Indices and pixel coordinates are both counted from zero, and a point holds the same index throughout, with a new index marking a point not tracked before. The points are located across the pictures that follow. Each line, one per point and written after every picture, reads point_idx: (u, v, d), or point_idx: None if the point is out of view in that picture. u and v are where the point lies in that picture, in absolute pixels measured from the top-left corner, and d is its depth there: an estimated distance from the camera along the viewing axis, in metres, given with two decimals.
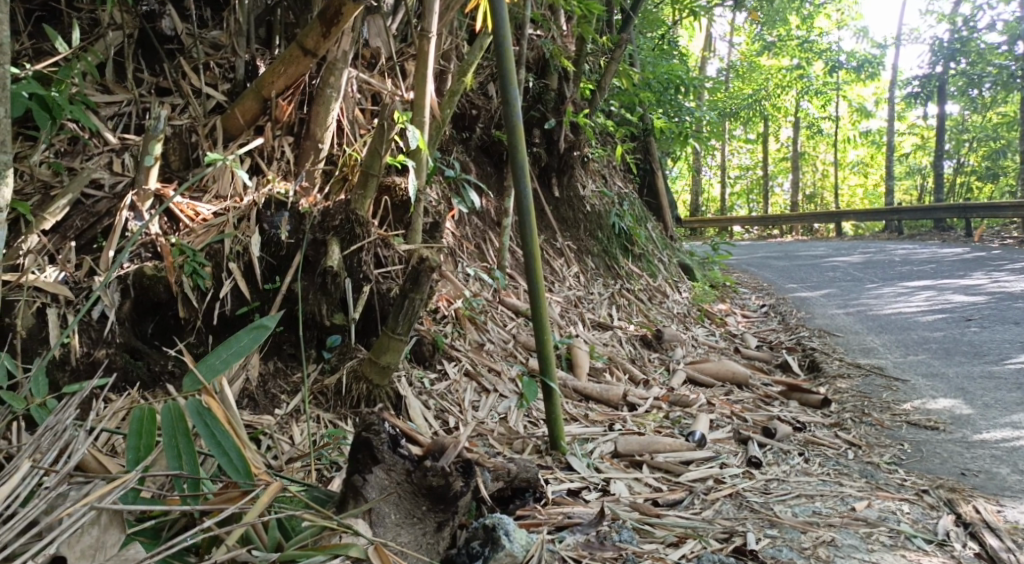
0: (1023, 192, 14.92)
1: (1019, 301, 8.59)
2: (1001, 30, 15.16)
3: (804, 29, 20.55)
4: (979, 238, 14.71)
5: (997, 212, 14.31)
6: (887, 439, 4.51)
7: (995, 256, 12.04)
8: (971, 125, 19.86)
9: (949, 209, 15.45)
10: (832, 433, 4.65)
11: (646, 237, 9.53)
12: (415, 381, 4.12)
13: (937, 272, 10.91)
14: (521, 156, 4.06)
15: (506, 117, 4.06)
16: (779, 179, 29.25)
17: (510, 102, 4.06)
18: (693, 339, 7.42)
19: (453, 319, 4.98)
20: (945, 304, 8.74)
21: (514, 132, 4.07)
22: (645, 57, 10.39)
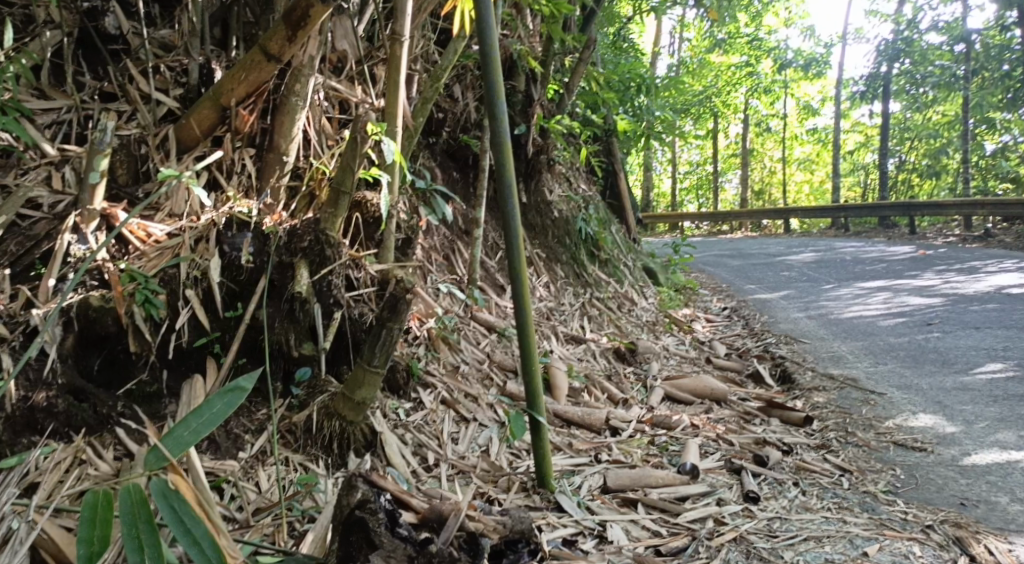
0: (966, 188, 14.82)
1: (975, 303, 8.38)
2: (945, 29, 15.03)
3: (755, 27, 20.45)
4: (924, 236, 14.66)
5: (946, 210, 14.25)
6: (877, 462, 4.28)
7: (942, 254, 11.94)
8: (914, 122, 19.87)
9: (894, 207, 15.35)
10: (819, 456, 4.39)
11: (611, 241, 9.28)
12: (388, 412, 3.82)
13: (888, 271, 10.77)
14: (509, 175, 3.80)
15: (494, 133, 3.80)
16: (730, 176, 29.21)
17: (498, 117, 3.80)
18: (664, 349, 7.18)
19: (426, 340, 4.69)
20: (903, 306, 8.51)
21: (502, 148, 3.80)
22: (603, 53, 10.08)
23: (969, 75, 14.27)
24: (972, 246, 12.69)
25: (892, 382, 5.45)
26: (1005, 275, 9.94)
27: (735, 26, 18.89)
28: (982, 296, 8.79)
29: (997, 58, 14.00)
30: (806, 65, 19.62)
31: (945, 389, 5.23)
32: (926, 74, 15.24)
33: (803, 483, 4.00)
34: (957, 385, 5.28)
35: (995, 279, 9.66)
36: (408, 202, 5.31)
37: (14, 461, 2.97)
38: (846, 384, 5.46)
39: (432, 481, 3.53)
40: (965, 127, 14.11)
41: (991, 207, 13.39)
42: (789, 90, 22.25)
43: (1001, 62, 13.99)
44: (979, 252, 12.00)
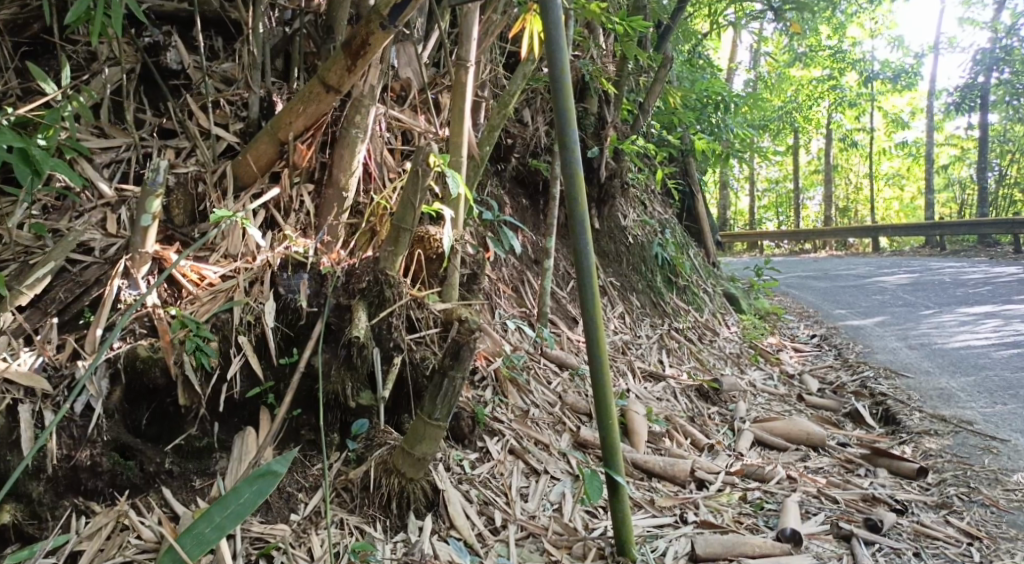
0: None
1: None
2: None
3: (835, 41, 19.88)
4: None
5: None
6: (1011, 528, 4.06)
7: None
8: (1011, 135, 19.04)
9: (995, 223, 14.65)
10: (940, 518, 4.14)
11: (690, 266, 8.92)
12: (453, 465, 3.57)
13: (990, 295, 10.17)
14: (582, 208, 3.48)
15: (565, 164, 3.49)
16: (810, 193, 28.48)
17: (569, 146, 3.50)
18: (751, 385, 6.79)
19: (492, 381, 4.46)
20: (1016, 336, 7.95)
21: (573, 180, 3.49)
22: (679, 71, 9.74)
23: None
24: None
25: (1007, 425, 5.00)
26: None
27: (815, 40, 18.37)
28: None
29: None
30: (892, 78, 18.95)
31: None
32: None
33: (925, 557, 3.84)
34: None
35: None
36: (473, 234, 5.06)
37: (26, 552, 2.86)
38: (957, 426, 5.02)
39: (499, 546, 3.25)
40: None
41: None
42: (875, 104, 21.58)
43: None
44: None
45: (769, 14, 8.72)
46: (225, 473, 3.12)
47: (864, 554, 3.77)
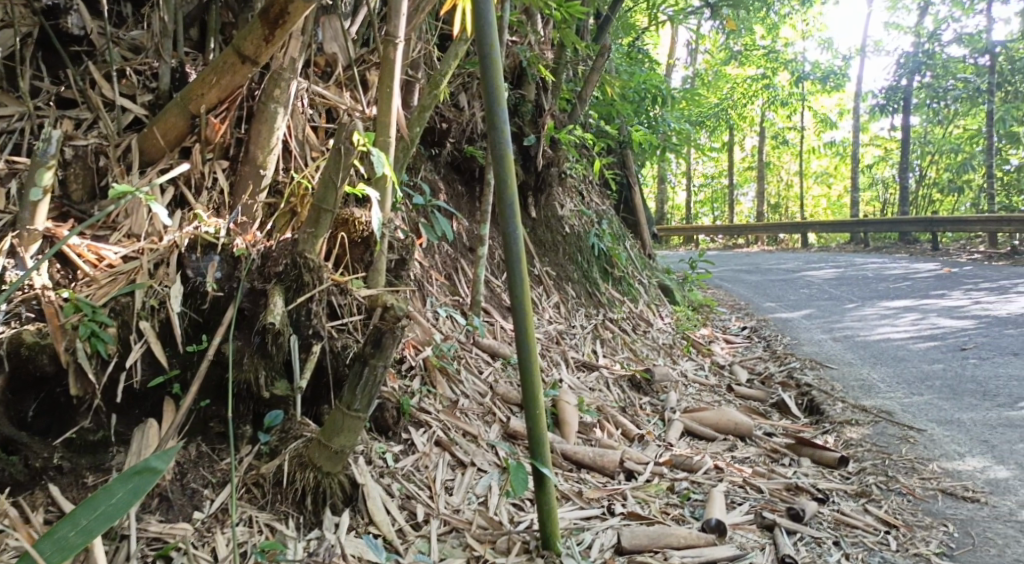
0: (991, 207, 14.42)
1: (1008, 327, 7.88)
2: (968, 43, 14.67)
3: (770, 40, 20.10)
4: (945, 253, 14.21)
5: (964, 226, 13.87)
6: (925, 516, 4.02)
7: (967, 272, 11.50)
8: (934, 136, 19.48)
9: (917, 222, 14.92)
10: (858, 506, 4.11)
11: (625, 257, 8.86)
12: (374, 458, 3.41)
13: (913, 290, 10.31)
14: (512, 190, 3.32)
15: (494, 144, 3.33)
16: (744, 189, 28.80)
17: (499, 127, 3.34)
18: (683, 375, 6.74)
19: (421, 371, 4.31)
20: (934, 329, 8.04)
21: (503, 161, 3.33)
22: (618, 63, 9.69)
23: (992, 89, 13.99)
24: (995, 265, 12.25)
25: (932, 418, 5.00)
26: None
27: (750, 39, 18.54)
28: (1013, 317, 8.33)
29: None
30: (822, 78, 19.20)
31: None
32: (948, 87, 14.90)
33: (843, 545, 3.80)
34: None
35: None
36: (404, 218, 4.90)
37: None
38: (881, 418, 5.01)
39: (420, 542, 3.11)
40: (991, 142, 14.15)
41: (1018, 224, 12.91)
42: (808, 101, 21.90)
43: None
44: (1003, 270, 11.57)
45: (705, 8, 8.72)
46: (122, 468, 2.93)
47: (784, 544, 3.71)
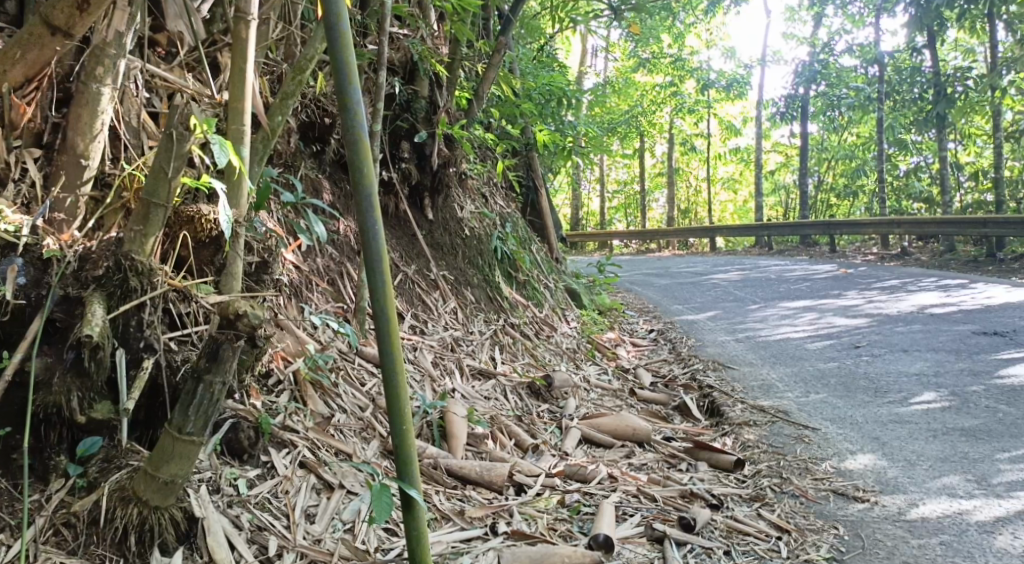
0: (886, 210, 14.69)
1: (900, 324, 7.84)
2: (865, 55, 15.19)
3: (676, 47, 20.14)
4: (842, 255, 14.37)
5: (858, 230, 14.01)
6: (817, 519, 4.22)
7: (861, 272, 11.57)
8: (830, 144, 19.95)
9: (816, 225, 15.04)
10: (753, 511, 4.29)
11: (529, 260, 8.55)
12: (222, 486, 3.06)
13: (811, 290, 10.29)
14: (371, 180, 2.67)
15: (346, 128, 2.66)
16: (655, 194, 28.86)
17: (350, 106, 2.67)
18: (584, 380, 6.46)
19: (292, 386, 3.91)
20: (830, 327, 7.95)
21: (358, 149, 2.67)
22: (521, 63, 9.35)
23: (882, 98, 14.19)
24: (888, 265, 12.38)
25: None
26: (927, 293, 9.49)
27: (658, 46, 18.50)
28: (905, 315, 8.31)
29: (910, 84, 14.05)
30: (728, 85, 19.30)
31: (881, 423, 5.28)
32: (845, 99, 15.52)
33: (734, 554, 3.83)
34: (892, 418, 5.36)
35: (913, 299, 9.18)
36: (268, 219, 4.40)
37: None
38: None
39: None
40: (882, 149, 14.35)
41: (907, 226, 13.05)
42: (713, 108, 22.01)
43: (911, 85, 13.96)
44: (897, 270, 11.69)
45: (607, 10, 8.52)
46: None
47: (674, 557, 3.71)
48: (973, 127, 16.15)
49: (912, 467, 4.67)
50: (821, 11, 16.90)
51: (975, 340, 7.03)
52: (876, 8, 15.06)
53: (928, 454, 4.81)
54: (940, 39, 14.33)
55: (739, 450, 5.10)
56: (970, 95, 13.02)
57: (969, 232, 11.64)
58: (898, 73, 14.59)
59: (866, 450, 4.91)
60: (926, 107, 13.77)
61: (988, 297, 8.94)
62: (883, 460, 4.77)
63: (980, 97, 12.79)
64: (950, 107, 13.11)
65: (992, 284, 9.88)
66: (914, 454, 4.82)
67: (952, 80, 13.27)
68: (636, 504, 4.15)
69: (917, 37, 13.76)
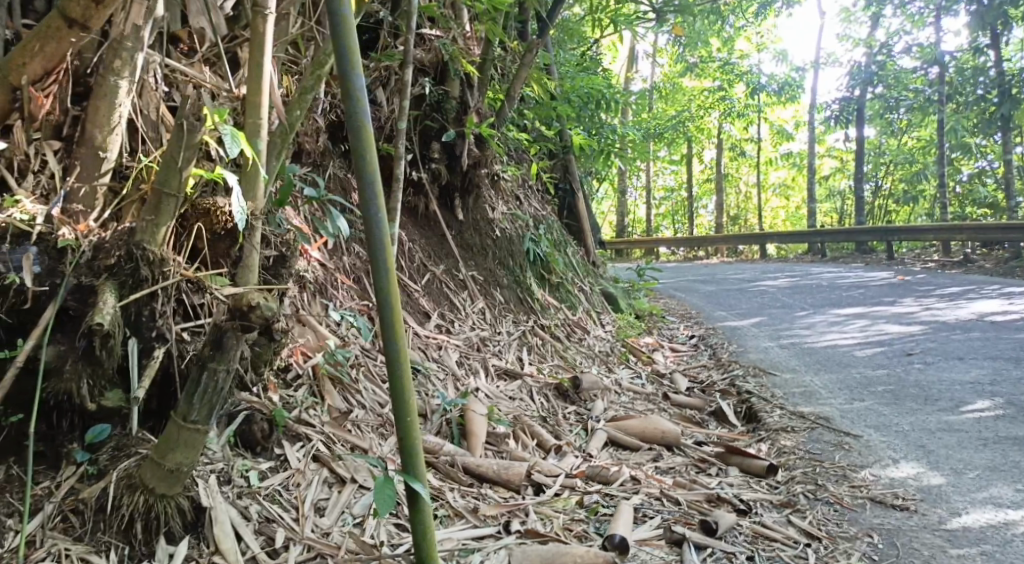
0: (946, 216, 14.44)
1: (956, 332, 7.66)
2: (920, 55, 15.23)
3: (725, 52, 19.94)
4: (900, 262, 14.07)
5: (920, 235, 13.74)
6: (850, 527, 4.14)
7: (919, 280, 11.34)
8: (889, 148, 19.62)
9: (872, 231, 14.79)
10: (782, 517, 4.21)
11: (565, 264, 8.49)
12: (234, 477, 3.09)
13: (865, 298, 10.10)
14: (372, 167, 2.79)
15: (348, 114, 2.78)
16: (704, 200, 28.60)
17: (353, 92, 2.78)
18: (617, 384, 6.41)
19: (309, 380, 3.91)
20: (881, 334, 7.80)
21: (360, 136, 2.78)
22: (562, 66, 9.29)
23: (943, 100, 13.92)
24: (950, 272, 12.12)
25: None
26: (988, 301, 9.27)
27: (706, 51, 18.33)
28: (963, 322, 8.11)
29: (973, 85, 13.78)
30: (779, 90, 19.06)
31: (930, 431, 5.16)
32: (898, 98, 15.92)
33: (757, 559, 3.77)
34: (941, 426, 5.24)
35: (975, 306, 8.98)
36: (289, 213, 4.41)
37: None
38: None
39: None
40: (943, 152, 14.07)
41: (971, 232, 12.79)
42: (765, 113, 21.80)
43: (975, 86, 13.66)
44: (958, 277, 11.43)
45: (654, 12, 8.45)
46: None
47: (691, 560, 3.67)
48: None
49: (959, 476, 4.57)
50: (879, 11, 16.66)
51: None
52: (939, 10, 14.78)
53: (976, 463, 4.69)
54: (1004, 40, 14.04)
55: (773, 456, 5.02)
56: None
57: None
58: (959, 74, 14.31)
59: (910, 458, 4.81)
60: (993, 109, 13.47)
61: None
62: (929, 469, 4.66)
63: None
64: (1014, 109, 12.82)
65: None
66: (961, 463, 4.71)
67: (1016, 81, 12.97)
68: (657, 507, 4.11)
69: (980, 36, 13.50)
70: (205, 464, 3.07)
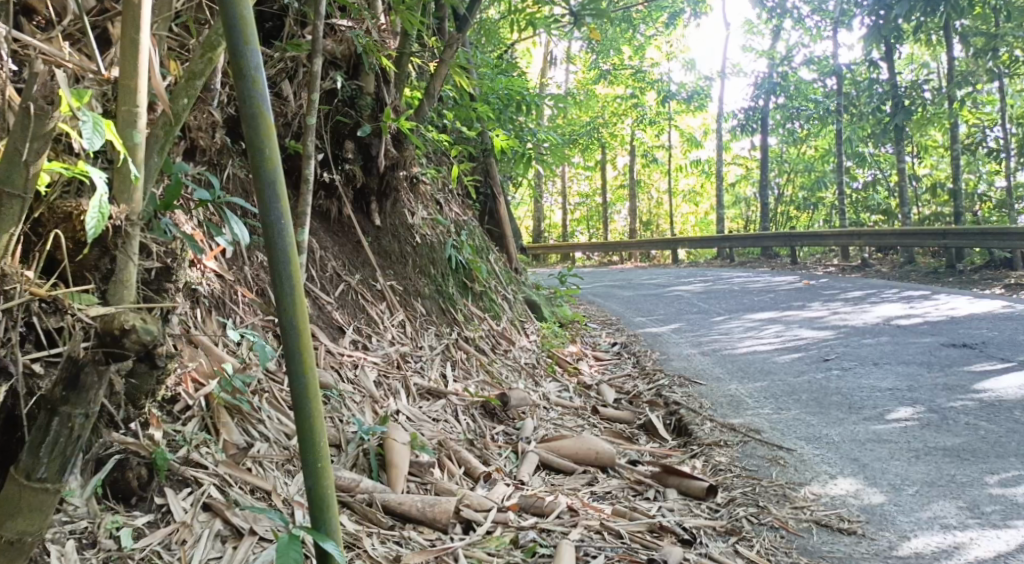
0: (845, 221, 14.40)
1: (868, 336, 7.44)
2: (817, 67, 15.58)
3: (637, 59, 19.75)
4: (804, 266, 13.99)
5: (821, 240, 13.68)
6: (800, 557, 3.77)
7: (823, 284, 11.22)
8: (790, 155, 19.75)
9: (776, 237, 14.68)
10: (728, 547, 3.82)
11: (487, 270, 8.03)
12: (100, 539, 2.69)
13: (774, 302, 9.89)
14: (273, 163, 2.30)
15: (242, 97, 2.28)
16: (616, 206, 28.50)
17: (247, 71, 2.29)
18: (544, 398, 5.97)
19: (203, 412, 3.38)
20: (797, 340, 7.54)
21: (257, 125, 2.29)
22: (480, 68, 8.83)
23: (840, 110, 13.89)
24: (852, 276, 12.05)
25: None
26: (890, 305, 9.15)
27: (616, 57, 18.09)
28: (872, 327, 7.92)
29: (868, 96, 13.80)
30: (688, 98, 18.99)
31: (860, 442, 4.85)
32: (800, 109, 16.05)
33: None
34: (871, 437, 4.93)
35: (880, 309, 8.83)
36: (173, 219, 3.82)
37: None
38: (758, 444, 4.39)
39: None
40: (840, 161, 14.09)
41: (867, 237, 12.73)
42: (676, 120, 21.68)
43: (868, 98, 13.69)
44: (861, 281, 11.35)
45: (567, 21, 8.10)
46: None
47: None
48: (928, 138, 15.96)
49: (898, 493, 4.24)
50: (779, 23, 16.70)
51: (945, 352, 6.64)
52: (834, 21, 14.88)
53: (913, 477, 4.38)
54: (898, 52, 14.09)
55: (709, 474, 4.63)
56: (929, 106, 12.72)
57: (929, 244, 11.34)
58: (856, 85, 14.33)
59: (847, 473, 4.48)
60: (884, 119, 13.50)
61: (950, 308, 8.59)
62: (867, 486, 4.33)
63: (935, 108, 12.46)
64: (908, 118, 12.81)
65: (954, 294, 9.56)
66: (898, 478, 4.39)
67: (909, 93, 12.96)
68: (599, 543, 3.68)
69: (874, 49, 13.54)
70: (63, 523, 2.66)
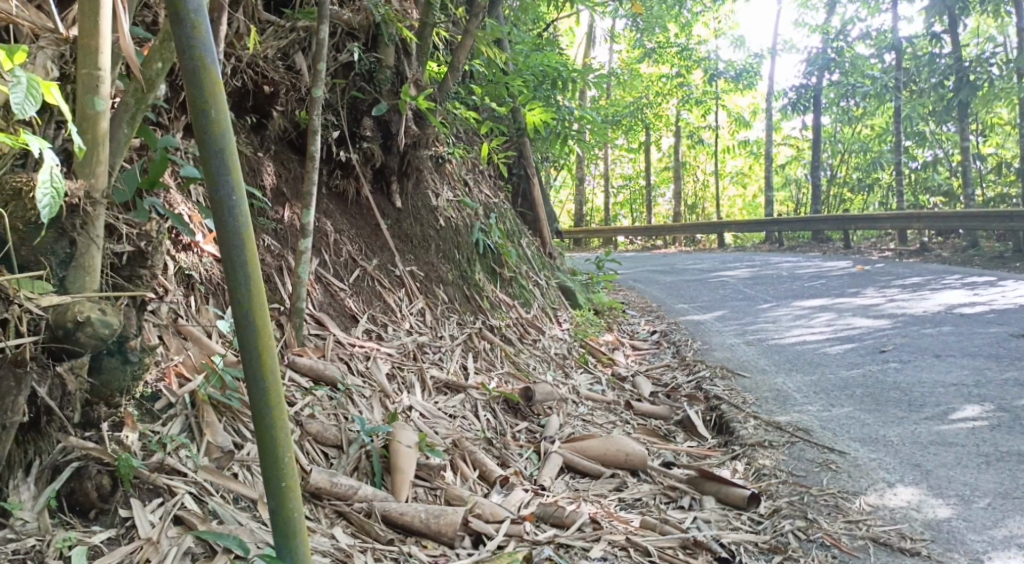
0: (903, 203, 13.78)
1: (928, 326, 6.96)
2: (874, 42, 14.96)
3: (684, 37, 19.18)
4: (858, 251, 13.41)
5: (876, 224, 13.09)
6: None
7: (879, 269, 10.68)
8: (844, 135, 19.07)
9: (829, 221, 14.11)
10: None
11: (518, 255, 7.66)
12: (49, 559, 2.44)
13: (825, 289, 9.39)
14: (220, 127, 2.16)
15: (182, 48, 2.14)
16: (661, 189, 27.90)
17: (186, 17, 2.14)
18: (574, 392, 5.60)
19: (186, 411, 3.05)
20: (849, 330, 7.08)
21: (201, 83, 2.15)
22: (517, 42, 8.43)
23: (898, 86, 13.28)
24: (910, 261, 11.49)
25: None
26: (951, 292, 8.62)
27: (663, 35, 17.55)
28: (931, 315, 7.43)
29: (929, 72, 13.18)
30: (737, 77, 18.39)
31: (921, 445, 4.43)
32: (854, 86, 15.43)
33: None
34: (934, 439, 4.50)
35: (940, 297, 8.32)
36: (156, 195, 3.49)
37: None
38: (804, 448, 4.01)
39: None
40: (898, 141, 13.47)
41: (926, 220, 12.14)
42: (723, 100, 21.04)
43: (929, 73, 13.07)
44: (919, 267, 10.80)
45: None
46: None
47: None
48: (992, 116, 15.26)
49: (967, 506, 3.83)
50: None
51: (1014, 344, 6.16)
52: None
53: (984, 488, 3.96)
54: (961, 25, 13.44)
55: (751, 481, 4.25)
56: (997, 81, 12.08)
57: (995, 226, 10.74)
58: (916, 60, 13.70)
59: (907, 481, 4.07)
60: (947, 95, 12.88)
61: (1017, 295, 8.07)
62: (931, 496, 3.92)
63: (1004, 82, 11.84)
64: (973, 94, 12.21)
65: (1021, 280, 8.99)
66: (966, 488, 3.97)
67: (974, 67, 12.34)
68: None
69: (937, 21, 12.91)
70: (8, 540, 2.44)
